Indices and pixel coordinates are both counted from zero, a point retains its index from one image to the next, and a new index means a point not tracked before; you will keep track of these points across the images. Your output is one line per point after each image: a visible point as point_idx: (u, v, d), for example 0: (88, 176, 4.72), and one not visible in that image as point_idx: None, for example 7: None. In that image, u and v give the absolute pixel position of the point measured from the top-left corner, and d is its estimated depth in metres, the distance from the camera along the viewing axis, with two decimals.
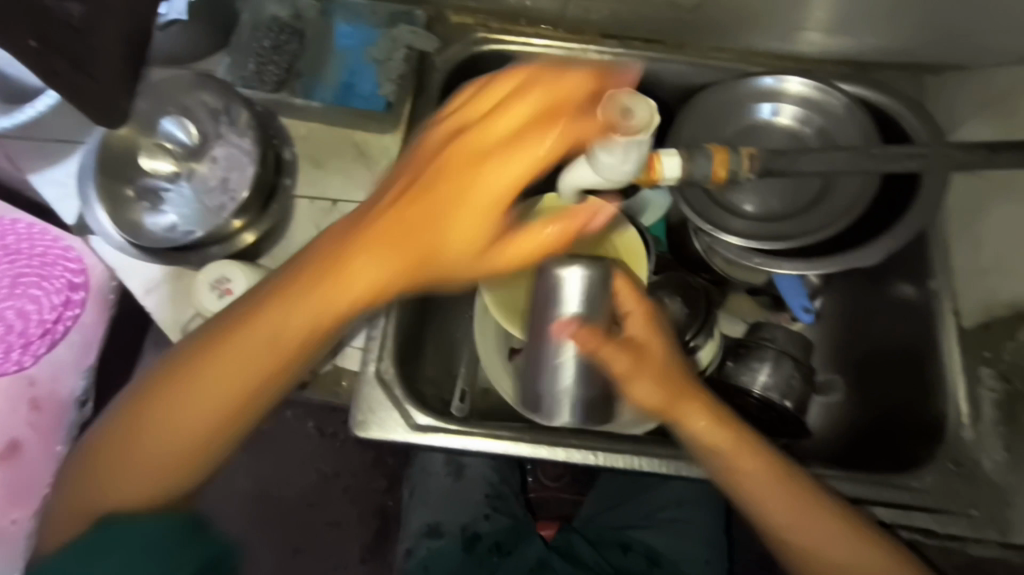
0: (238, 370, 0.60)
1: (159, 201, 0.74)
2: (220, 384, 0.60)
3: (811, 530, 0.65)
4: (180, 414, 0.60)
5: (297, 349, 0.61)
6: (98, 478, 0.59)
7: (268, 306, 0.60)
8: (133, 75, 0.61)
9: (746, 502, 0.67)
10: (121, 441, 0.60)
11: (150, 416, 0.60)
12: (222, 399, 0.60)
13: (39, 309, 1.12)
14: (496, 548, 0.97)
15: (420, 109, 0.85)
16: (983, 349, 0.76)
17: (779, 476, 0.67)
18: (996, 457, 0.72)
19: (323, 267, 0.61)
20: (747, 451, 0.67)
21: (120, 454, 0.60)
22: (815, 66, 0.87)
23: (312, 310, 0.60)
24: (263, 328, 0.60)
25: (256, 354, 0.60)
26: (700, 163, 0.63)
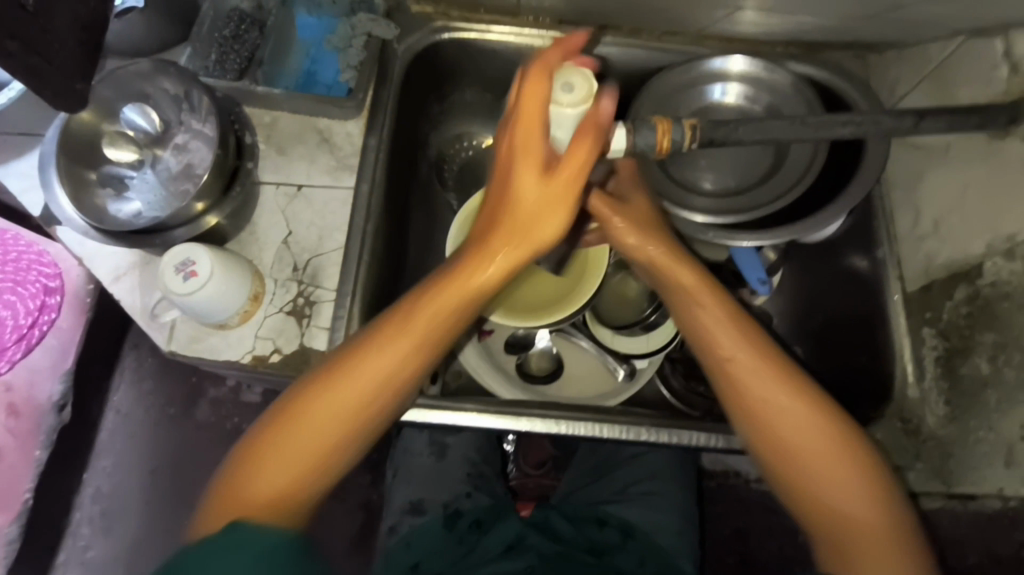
0: (321, 425, 0.61)
1: (123, 188, 0.75)
2: (301, 438, 0.60)
3: (830, 466, 0.64)
4: (272, 463, 0.59)
5: (383, 374, 0.62)
6: (227, 505, 0.57)
7: (354, 360, 0.62)
8: (87, 59, 0.62)
9: (805, 477, 0.65)
10: (248, 481, 0.58)
11: (265, 462, 0.59)
12: (322, 448, 0.60)
13: (14, 315, 1.16)
14: (476, 525, 0.95)
15: (383, 97, 0.88)
16: (925, 311, 0.79)
17: (851, 465, 0.64)
18: (939, 414, 0.77)
19: (399, 325, 0.62)
20: (777, 385, 0.66)
21: (244, 486, 0.58)
22: (764, 48, 0.91)
23: (382, 376, 0.62)
24: (375, 350, 0.63)
25: (331, 411, 0.61)
26: (644, 135, 0.65)
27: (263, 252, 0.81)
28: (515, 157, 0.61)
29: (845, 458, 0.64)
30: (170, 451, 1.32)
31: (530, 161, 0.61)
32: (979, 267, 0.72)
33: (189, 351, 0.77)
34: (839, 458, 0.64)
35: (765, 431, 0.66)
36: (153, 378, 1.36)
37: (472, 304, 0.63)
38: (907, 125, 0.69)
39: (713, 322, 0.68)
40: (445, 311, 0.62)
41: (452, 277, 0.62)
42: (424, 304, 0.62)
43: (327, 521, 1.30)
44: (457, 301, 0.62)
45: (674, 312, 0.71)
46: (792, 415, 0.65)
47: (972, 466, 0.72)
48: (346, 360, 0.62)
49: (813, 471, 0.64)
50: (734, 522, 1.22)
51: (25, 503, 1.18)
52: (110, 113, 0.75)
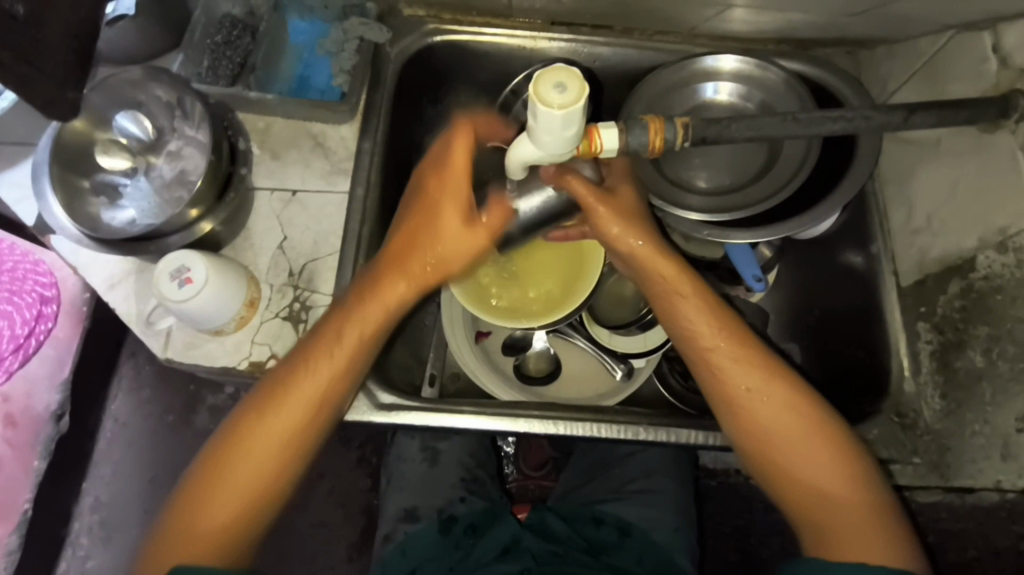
0: (262, 453, 0.68)
1: (117, 196, 0.75)
2: (242, 469, 0.67)
3: (800, 440, 0.69)
4: (221, 490, 0.67)
5: (338, 370, 0.70)
6: (182, 536, 0.65)
7: (285, 389, 0.69)
8: (78, 67, 0.62)
9: (779, 444, 0.69)
10: (196, 514, 0.66)
11: (206, 500, 0.66)
12: (264, 472, 0.68)
13: (11, 325, 1.14)
14: (471, 530, 0.97)
15: (376, 100, 0.87)
16: (921, 305, 0.79)
17: (816, 435, 0.69)
18: (935, 408, 0.77)
19: (317, 353, 0.70)
20: (756, 373, 0.70)
21: (194, 518, 0.66)
22: (756, 46, 0.91)
23: (306, 401, 0.69)
24: (315, 355, 0.70)
25: (267, 438, 0.68)
26: (637, 134, 0.65)
27: (258, 258, 0.81)
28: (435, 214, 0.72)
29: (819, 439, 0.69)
30: (169, 460, 1.31)
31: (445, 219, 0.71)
32: (972, 260, 0.73)
33: (185, 358, 0.77)
34: (814, 439, 0.69)
35: (746, 418, 0.70)
36: (151, 386, 1.35)
37: (391, 319, 0.73)
38: (899, 119, 0.68)
39: (694, 314, 0.72)
40: (349, 344, 0.71)
41: (387, 283, 0.71)
42: (340, 327, 0.71)
43: (328, 527, 1.30)
44: (357, 337, 0.71)
45: (657, 305, 0.75)
46: (769, 401, 0.69)
47: (969, 459, 0.73)
48: (264, 392, 0.69)
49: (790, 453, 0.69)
50: (734, 520, 1.23)
51: (24, 513, 1.18)
52: (103, 121, 0.75)
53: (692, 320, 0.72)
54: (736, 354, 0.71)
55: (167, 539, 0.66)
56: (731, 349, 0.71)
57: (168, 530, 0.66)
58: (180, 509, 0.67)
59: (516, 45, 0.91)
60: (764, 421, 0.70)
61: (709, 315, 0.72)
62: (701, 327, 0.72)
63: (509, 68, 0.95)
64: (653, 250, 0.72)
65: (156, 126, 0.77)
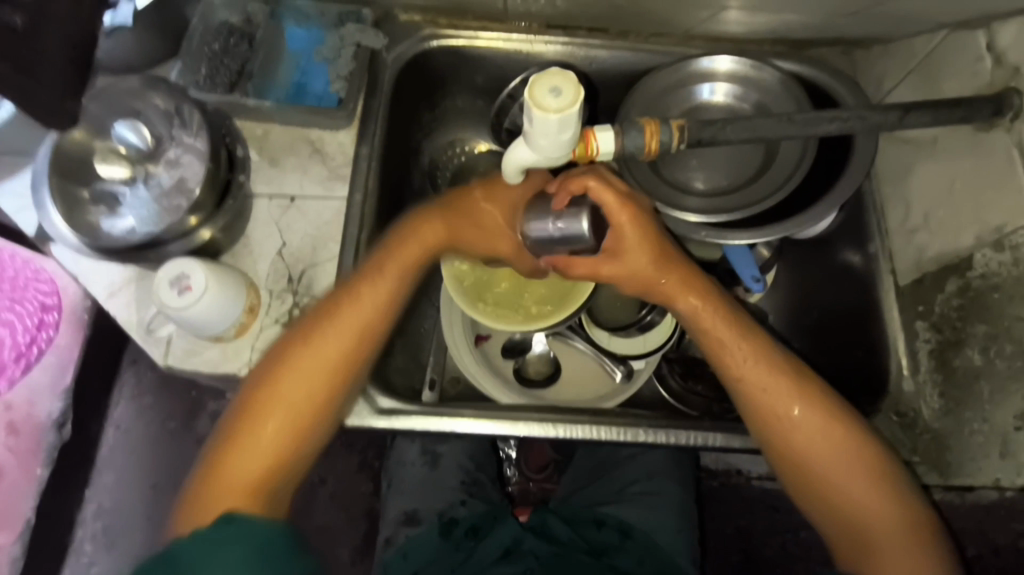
0: (292, 398, 0.69)
1: (117, 205, 0.74)
2: (274, 411, 0.69)
3: (840, 463, 0.69)
4: (258, 429, 0.68)
5: (338, 352, 0.71)
6: (222, 485, 0.66)
7: (321, 333, 0.71)
8: (77, 77, 0.62)
9: (807, 463, 0.70)
10: (231, 455, 0.67)
11: (241, 445, 0.67)
12: (295, 418, 0.69)
13: (13, 333, 1.16)
14: (472, 531, 0.97)
15: (373, 106, 0.88)
16: (919, 304, 0.79)
17: (849, 452, 0.69)
18: (934, 406, 0.77)
19: (348, 303, 0.73)
20: (786, 393, 0.70)
21: (231, 458, 0.67)
22: (751, 47, 0.91)
23: (338, 349, 0.71)
24: (316, 334, 0.71)
25: (299, 381, 0.70)
26: (632, 137, 0.66)
27: (257, 264, 0.81)
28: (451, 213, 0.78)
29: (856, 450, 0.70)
30: (172, 466, 1.31)
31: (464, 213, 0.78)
32: (968, 259, 0.73)
33: (185, 365, 0.77)
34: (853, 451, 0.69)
35: (781, 436, 0.70)
36: (153, 392, 1.36)
37: (408, 279, 0.76)
38: (893, 119, 0.69)
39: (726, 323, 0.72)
40: (376, 297, 0.74)
41: (392, 261, 0.75)
42: (361, 286, 0.73)
43: (330, 531, 1.30)
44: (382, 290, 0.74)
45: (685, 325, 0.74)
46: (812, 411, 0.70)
47: (968, 458, 0.72)
48: (296, 338, 0.71)
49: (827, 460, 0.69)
50: (736, 520, 1.22)
51: (27, 521, 1.18)
52: (101, 130, 0.75)
53: (712, 325, 0.72)
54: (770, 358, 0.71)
55: (203, 488, 0.66)
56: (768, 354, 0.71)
57: (206, 475, 0.67)
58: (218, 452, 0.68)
59: (512, 49, 0.92)
60: (793, 440, 0.70)
61: (741, 334, 0.71)
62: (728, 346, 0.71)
63: (505, 72, 0.95)
64: (664, 263, 0.70)
65: (155, 134, 0.75)
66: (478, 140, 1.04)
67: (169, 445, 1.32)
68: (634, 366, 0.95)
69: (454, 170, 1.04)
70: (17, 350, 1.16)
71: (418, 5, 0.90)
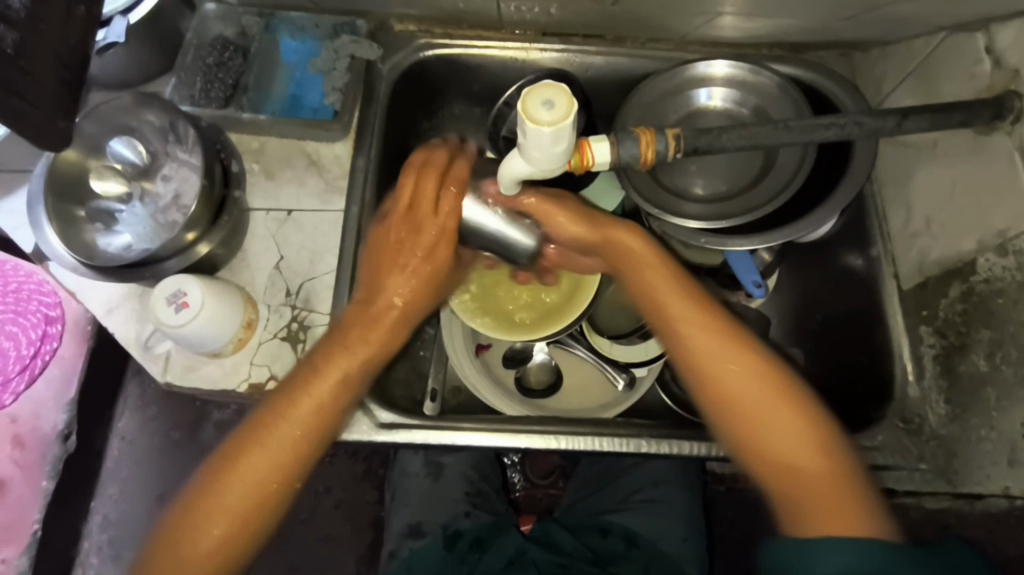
0: (258, 473, 0.67)
1: (113, 222, 0.75)
2: (234, 492, 0.67)
3: (769, 418, 0.64)
4: (216, 507, 0.66)
5: (304, 418, 0.69)
6: (176, 558, 0.66)
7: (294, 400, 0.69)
8: (69, 96, 0.62)
9: (730, 416, 0.65)
10: (192, 533, 0.66)
11: (201, 516, 0.66)
12: (261, 487, 0.67)
13: (17, 346, 1.15)
14: (476, 544, 0.96)
15: (369, 117, 0.87)
16: (922, 309, 0.78)
17: (777, 406, 0.64)
18: (941, 412, 0.76)
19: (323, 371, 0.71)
20: (714, 340, 0.67)
21: (192, 537, 0.66)
22: (748, 51, 0.90)
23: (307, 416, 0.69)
24: (283, 401, 0.69)
25: (268, 452, 0.68)
26: (628, 146, 0.65)
27: (255, 278, 0.81)
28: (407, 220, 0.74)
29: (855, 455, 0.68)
30: (176, 478, 1.31)
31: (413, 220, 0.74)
32: (972, 263, 0.72)
33: (184, 381, 0.77)
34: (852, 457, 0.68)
35: (709, 388, 0.66)
36: (156, 403, 1.36)
37: (376, 338, 0.73)
38: (892, 124, 0.68)
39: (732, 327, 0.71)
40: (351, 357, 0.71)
41: (355, 329, 0.72)
42: (338, 341, 0.72)
43: (335, 541, 1.30)
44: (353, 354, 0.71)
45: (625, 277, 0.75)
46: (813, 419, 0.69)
47: (976, 465, 0.72)
48: (267, 403, 0.70)
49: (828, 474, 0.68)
50: (744, 525, 1.21)
51: (34, 534, 1.19)
52: (95, 147, 0.75)
53: (697, 331, 0.68)
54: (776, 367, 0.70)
55: (162, 559, 0.66)
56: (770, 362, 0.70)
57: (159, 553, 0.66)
58: (175, 529, 0.67)
59: (508, 57, 0.91)
60: (724, 392, 0.65)
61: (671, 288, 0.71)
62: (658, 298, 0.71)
63: (501, 80, 0.95)
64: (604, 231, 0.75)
65: (150, 150, 0.77)
66: (476, 148, 1.03)
67: (172, 457, 1.32)
68: (637, 374, 0.94)
69: None
70: (21, 363, 1.16)
71: (412, 14, 0.90)
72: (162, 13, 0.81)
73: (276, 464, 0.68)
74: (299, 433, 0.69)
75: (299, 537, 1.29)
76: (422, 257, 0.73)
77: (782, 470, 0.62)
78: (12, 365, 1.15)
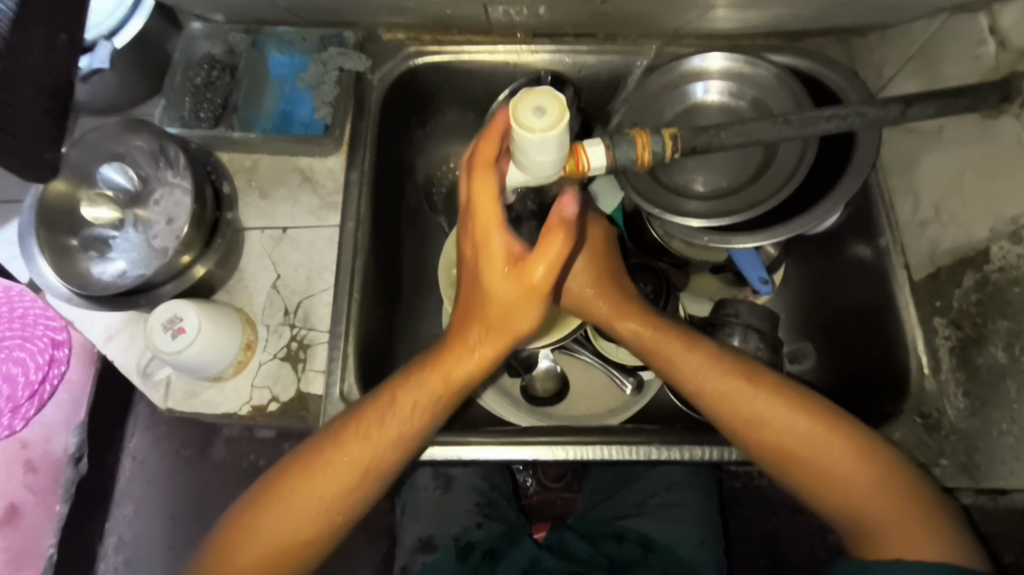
0: (305, 503, 0.68)
1: (106, 249, 0.75)
2: (284, 517, 0.68)
3: (869, 472, 0.66)
4: (264, 523, 0.67)
5: (331, 484, 0.68)
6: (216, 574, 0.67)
7: (363, 432, 0.69)
8: (54, 126, 0.62)
9: (849, 475, 0.67)
10: (244, 540, 0.67)
11: (239, 549, 0.67)
12: (311, 516, 0.68)
13: (24, 371, 1.11)
14: (490, 554, 0.93)
15: (361, 129, 0.86)
16: (935, 300, 0.76)
17: (876, 461, 0.67)
18: (959, 405, 0.73)
19: (398, 405, 0.68)
20: (781, 403, 0.69)
21: (245, 545, 0.67)
22: (742, 42, 0.88)
23: (382, 446, 0.69)
24: (308, 466, 0.68)
25: (301, 499, 0.68)
26: (623, 149, 0.65)
27: (253, 298, 0.80)
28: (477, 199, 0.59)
29: (883, 469, 0.67)
30: (187, 497, 1.30)
31: (489, 179, 0.59)
32: (985, 252, 0.70)
33: (186, 407, 0.76)
34: (869, 470, 0.67)
35: (786, 450, 0.68)
36: (167, 422, 1.35)
37: (415, 412, 0.68)
38: (896, 113, 0.67)
39: (696, 360, 0.71)
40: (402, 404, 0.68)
41: (379, 402, 0.69)
42: (361, 417, 0.69)
43: (351, 553, 1.28)
44: (440, 375, 0.68)
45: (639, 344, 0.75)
46: (806, 435, 0.68)
47: (999, 460, 0.69)
48: (294, 467, 0.68)
49: (843, 488, 0.67)
50: (761, 522, 1.19)
51: (48, 559, 1.18)
52: (84, 177, 0.75)
53: (751, 399, 0.69)
54: (757, 385, 0.69)
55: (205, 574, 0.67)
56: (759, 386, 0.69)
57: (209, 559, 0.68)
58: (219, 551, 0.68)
59: (499, 60, 0.90)
60: (802, 453, 0.68)
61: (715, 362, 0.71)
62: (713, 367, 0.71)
63: (492, 84, 0.93)
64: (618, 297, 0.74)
65: (139, 173, 0.77)
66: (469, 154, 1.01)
67: (183, 476, 1.31)
68: (643, 377, 0.92)
69: (449, 185, 1.01)
70: (30, 391, 1.13)
71: (400, 23, 0.88)
72: (147, 35, 0.81)
73: (305, 514, 0.68)
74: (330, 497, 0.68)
75: None
76: (496, 239, 0.60)
77: (871, 517, 0.66)
78: (20, 394, 1.12)
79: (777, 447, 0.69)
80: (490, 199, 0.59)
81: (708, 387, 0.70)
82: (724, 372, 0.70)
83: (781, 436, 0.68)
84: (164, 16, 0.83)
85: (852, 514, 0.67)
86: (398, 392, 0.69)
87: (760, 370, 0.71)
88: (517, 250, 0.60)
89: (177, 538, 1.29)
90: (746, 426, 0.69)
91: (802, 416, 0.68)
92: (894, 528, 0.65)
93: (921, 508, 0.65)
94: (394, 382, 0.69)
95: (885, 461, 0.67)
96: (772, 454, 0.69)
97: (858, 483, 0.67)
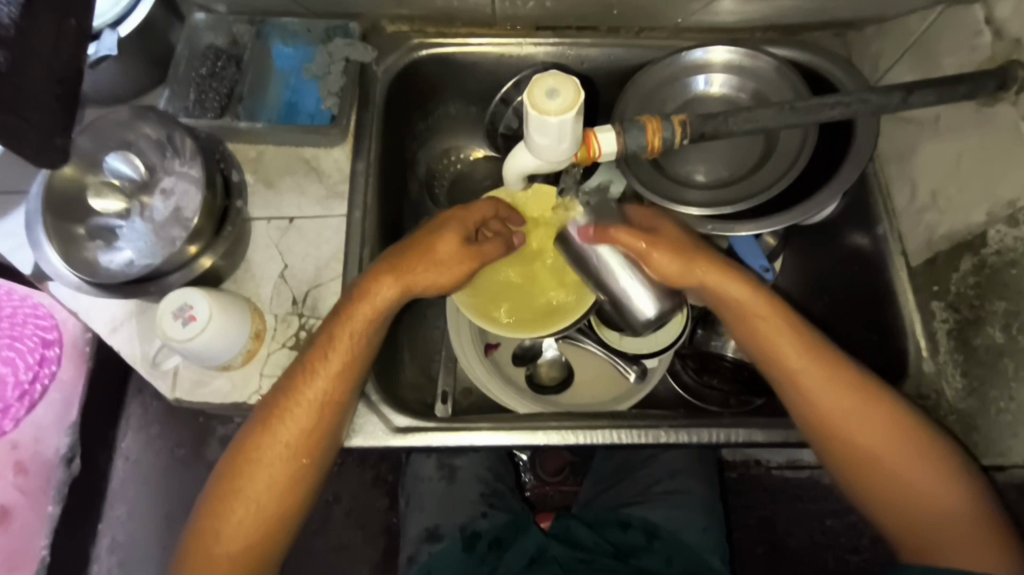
0: (257, 517, 0.71)
1: (113, 238, 0.75)
2: (236, 529, 0.70)
3: (920, 473, 0.69)
4: (223, 534, 0.70)
5: (276, 498, 0.71)
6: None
7: (291, 401, 0.71)
8: (64, 112, 0.62)
9: (899, 467, 0.70)
10: (214, 536, 0.70)
11: (201, 560, 0.70)
12: (264, 527, 0.71)
13: (14, 371, 1.17)
14: (496, 544, 0.94)
15: (366, 120, 0.87)
16: (933, 284, 0.78)
17: (931, 463, 0.69)
18: (957, 387, 0.75)
19: (315, 367, 0.72)
20: (851, 396, 0.70)
21: (213, 540, 0.70)
22: (742, 35, 0.90)
23: (314, 409, 0.71)
24: (258, 486, 0.71)
25: (248, 515, 0.71)
26: (634, 135, 0.67)
27: (261, 289, 0.80)
28: (472, 209, 0.78)
29: (936, 468, 0.69)
30: (182, 497, 1.28)
31: (491, 209, 0.80)
32: (982, 235, 0.72)
33: (194, 396, 0.76)
34: (924, 470, 0.69)
35: (847, 439, 0.71)
36: (161, 422, 1.32)
37: (328, 415, 0.72)
38: (896, 100, 0.69)
39: (775, 335, 0.72)
40: (311, 415, 0.71)
41: (299, 415, 0.71)
42: (290, 435, 0.71)
43: (350, 549, 1.28)
44: (353, 337, 0.72)
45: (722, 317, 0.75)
46: (866, 426, 0.70)
47: (996, 437, 0.71)
48: (236, 483, 0.71)
49: (896, 483, 0.70)
50: (759, 511, 1.21)
51: (42, 560, 1.15)
52: (93, 164, 0.75)
53: (816, 386, 0.71)
54: (829, 373, 0.71)
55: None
56: (822, 367, 0.71)
57: (189, 558, 0.71)
58: (188, 560, 0.71)
59: (503, 53, 0.90)
60: (863, 444, 0.71)
61: (783, 330, 0.72)
62: (784, 345, 0.72)
63: (497, 76, 0.93)
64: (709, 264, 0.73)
65: (144, 162, 0.76)
66: (473, 146, 1.01)
67: (178, 475, 1.29)
68: (645, 365, 0.92)
69: (452, 177, 1.02)
70: (20, 391, 1.17)
71: (404, 15, 0.89)
72: (153, 26, 0.80)
73: (260, 527, 0.71)
74: (284, 509, 0.72)
75: (311, 548, 1.28)
76: (462, 229, 0.76)
77: (919, 515, 0.69)
78: (10, 394, 1.17)
79: (841, 430, 0.71)
80: (477, 216, 0.78)
81: (805, 375, 0.71)
82: (789, 348, 0.72)
83: (839, 424, 0.71)
84: (169, 7, 0.83)
85: (911, 517, 0.70)
86: (319, 414, 0.71)
87: (829, 357, 0.72)
88: (449, 279, 0.75)
89: (170, 540, 1.26)
90: (829, 423, 0.71)
91: (857, 404, 0.70)
92: (946, 528, 0.68)
93: (976, 515, 0.68)
94: (313, 395, 0.71)
95: (937, 454, 0.69)
96: (843, 450, 0.71)
97: (926, 484, 0.69)
